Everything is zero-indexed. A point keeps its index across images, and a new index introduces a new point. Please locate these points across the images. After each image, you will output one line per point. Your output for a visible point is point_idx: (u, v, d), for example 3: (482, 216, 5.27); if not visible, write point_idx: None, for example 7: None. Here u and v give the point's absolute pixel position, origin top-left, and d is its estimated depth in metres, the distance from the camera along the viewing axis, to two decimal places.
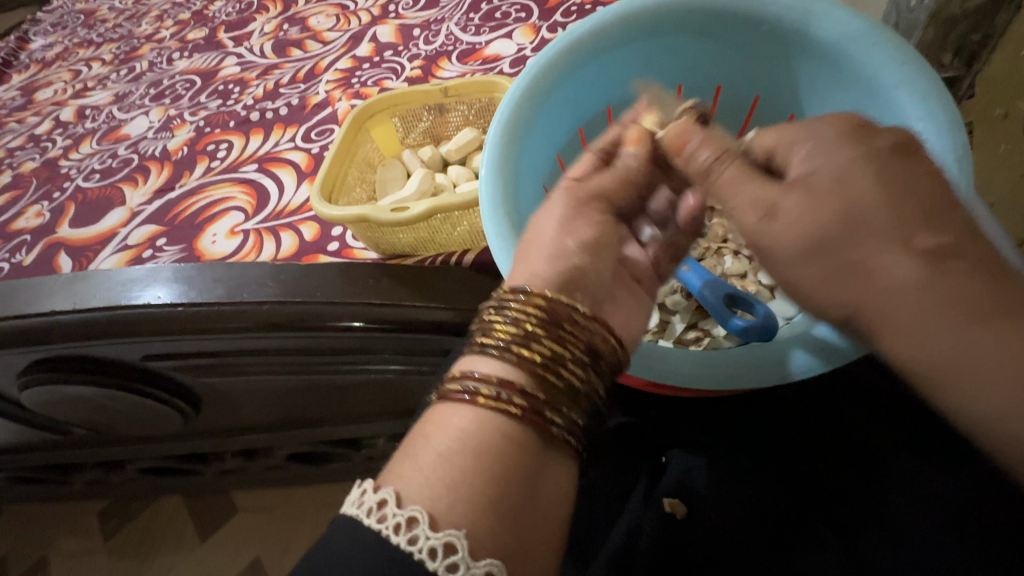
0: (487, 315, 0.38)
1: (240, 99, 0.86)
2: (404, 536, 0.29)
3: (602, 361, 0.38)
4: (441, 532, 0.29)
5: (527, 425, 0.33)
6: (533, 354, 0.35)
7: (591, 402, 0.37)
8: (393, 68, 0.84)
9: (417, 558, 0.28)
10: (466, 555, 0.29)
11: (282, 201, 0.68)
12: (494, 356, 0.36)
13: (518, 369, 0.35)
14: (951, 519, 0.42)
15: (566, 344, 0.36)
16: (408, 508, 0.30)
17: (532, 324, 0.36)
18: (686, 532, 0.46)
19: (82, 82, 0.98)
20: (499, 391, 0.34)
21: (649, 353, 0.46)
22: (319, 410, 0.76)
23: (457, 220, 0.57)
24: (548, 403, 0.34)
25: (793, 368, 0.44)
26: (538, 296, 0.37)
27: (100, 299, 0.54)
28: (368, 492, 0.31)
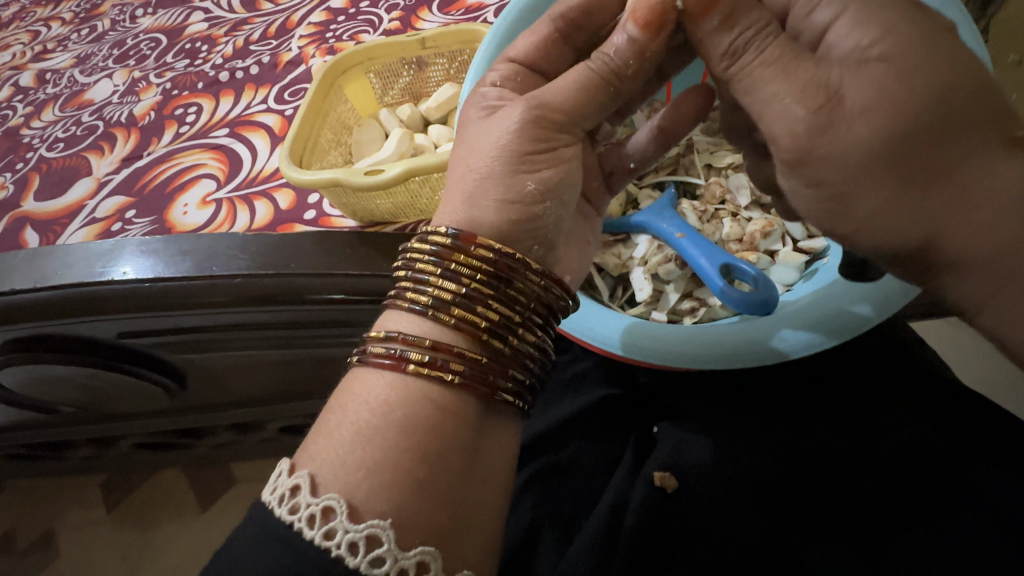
0: (421, 266, 0.38)
1: (208, 58, 0.80)
2: (319, 530, 0.30)
3: (546, 315, 0.39)
4: (362, 525, 0.30)
5: (466, 386, 0.35)
6: (474, 315, 0.36)
7: (536, 360, 0.39)
8: (370, 20, 0.78)
9: (336, 553, 0.29)
10: (391, 546, 0.30)
11: (255, 167, 0.65)
12: (428, 315, 0.37)
13: (456, 331, 0.37)
14: (950, 490, 0.41)
15: (509, 300, 0.37)
16: (323, 498, 0.31)
17: (475, 284, 0.37)
18: (676, 503, 0.45)
19: (41, 44, 0.91)
20: (432, 354, 0.35)
21: (638, 333, 0.45)
22: (311, 383, 0.74)
23: (436, 182, 0.54)
24: (490, 365, 0.36)
25: (787, 346, 0.43)
26: (481, 249, 0.37)
27: (63, 276, 0.51)
28: (283, 478, 0.33)
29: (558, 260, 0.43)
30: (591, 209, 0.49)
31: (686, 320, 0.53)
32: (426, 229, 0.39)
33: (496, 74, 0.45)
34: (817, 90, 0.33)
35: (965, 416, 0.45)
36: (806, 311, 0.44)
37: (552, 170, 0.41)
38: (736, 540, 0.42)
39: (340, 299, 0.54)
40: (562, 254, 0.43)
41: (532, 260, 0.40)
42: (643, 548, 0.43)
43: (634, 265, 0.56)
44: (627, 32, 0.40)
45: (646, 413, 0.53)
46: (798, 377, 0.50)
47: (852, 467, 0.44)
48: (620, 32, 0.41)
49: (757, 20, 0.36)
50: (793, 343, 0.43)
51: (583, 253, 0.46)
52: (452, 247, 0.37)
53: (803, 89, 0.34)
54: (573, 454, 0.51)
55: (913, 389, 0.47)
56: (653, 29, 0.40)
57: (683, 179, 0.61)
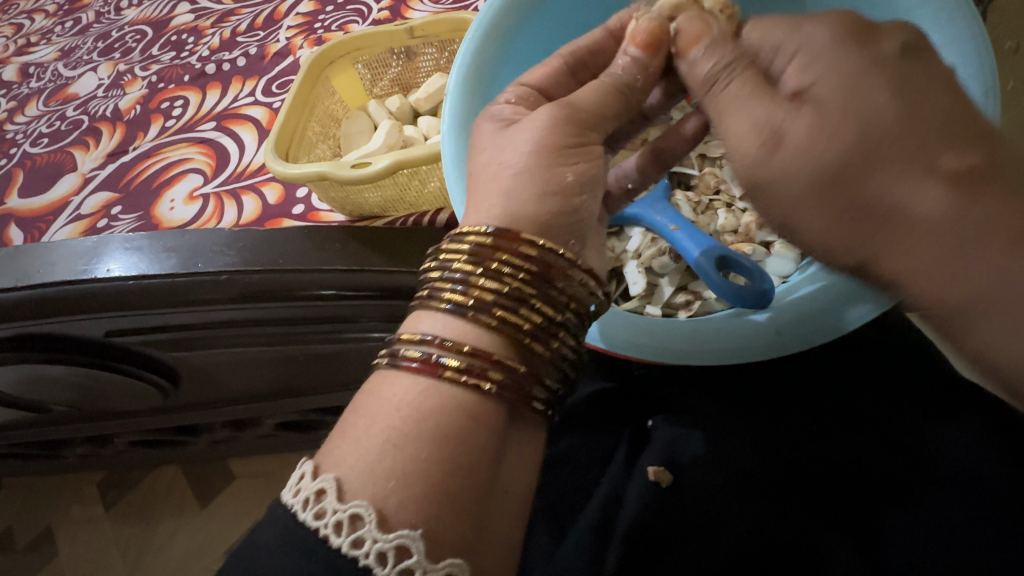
0: (458, 265, 0.37)
1: (194, 50, 0.78)
2: (348, 539, 0.29)
3: (585, 321, 0.39)
4: (392, 535, 0.30)
5: (502, 396, 0.35)
6: (520, 319, 0.36)
7: (569, 367, 0.38)
8: (358, 9, 0.77)
9: (364, 563, 0.29)
10: (422, 559, 0.30)
11: (242, 161, 0.63)
12: (466, 317, 0.36)
13: (495, 334, 0.36)
14: (945, 480, 0.41)
15: (549, 305, 0.36)
16: (350, 505, 0.30)
17: (518, 286, 0.36)
18: (673, 499, 0.44)
19: (25, 37, 0.89)
20: (474, 362, 0.34)
21: (681, 334, 0.43)
22: (306, 379, 0.74)
23: (426, 175, 0.53)
24: (526, 374, 0.35)
25: (827, 331, 0.42)
26: (525, 249, 0.36)
27: (47, 274, 0.50)
28: (307, 480, 0.32)
29: None
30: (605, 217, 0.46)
31: (681, 314, 0.52)
32: (461, 229, 0.38)
33: (507, 95, 0.43)
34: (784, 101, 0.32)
35: (963, 407, 0.45)
36: (786, 308, 0.44)
37: None
38: (735, 538, 0.42)
39: (332, 296, 0.53)
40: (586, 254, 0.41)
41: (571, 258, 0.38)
42: (639, 545, 0.43)
43: (628, 258, 0.55)
44: (630, 54, 0.41)
45: (642, 407, 0.53)
46: (792, 371, 0.49)
47: (848, 460, 0.44)
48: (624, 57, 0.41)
49: (729, 52, 0.36)
50: (806, 335, 0.42)
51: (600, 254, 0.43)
52: (494, 247, 0.36)
53: (751, 128, 0.33)
54: (566, 449, 0.51)
55: (907, 379, 0.47)
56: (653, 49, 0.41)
57: (678, 169, 0.60)
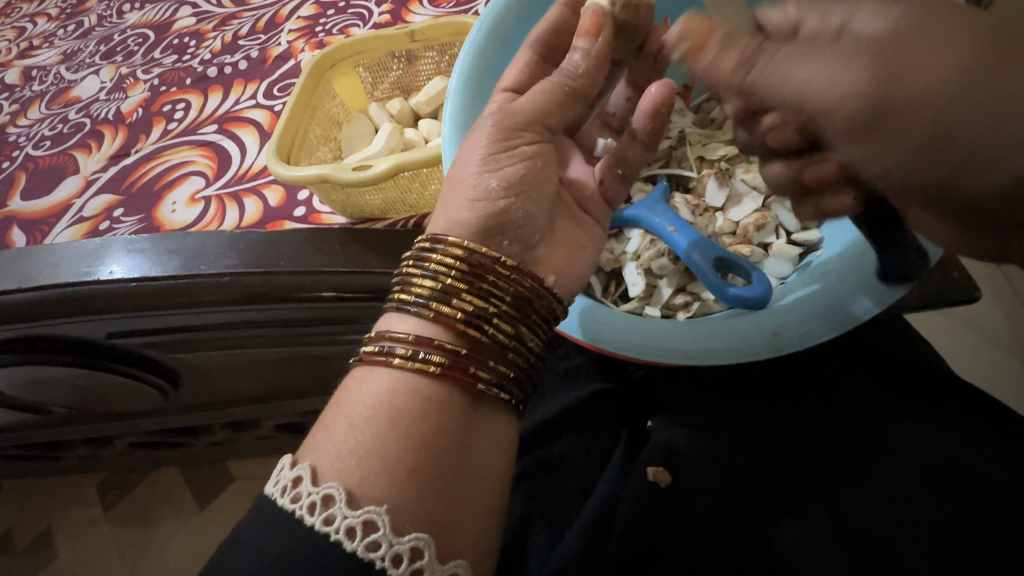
0: (406, 269, 0.38)
1: (196, 54, 0.79)
2: (320, 517, 0.30)
3: (531, 314, 0.39)
4: (360, 511, 0.30)
5: (449, 378, 0.35)
6: (453, 308, 0.36)
7: (522, 354, 0.38)
8: (360, 13, 0.77)
9: (335, 538, 0.29)
10: (388, 532, 0.30)
11: (243, 164, 0.64)
12: (412, 313, 0.37)
13: (438, 325, 0.37)
14: (940, 479, 0.42)
15: (487, 295, 0.37)
16: (323, 487, 0.31)
17: (451, 280, 0.37)
18: (670, 498, 0.45)
19: (27, 40, 0.90)
20: (417, 350, 0.35)
21: (662, 334, 0.43)
22: (307, 381, 0.74)
23: (426, 177, 0.53)
24: (471, 356, 0.36)
25: (796, 332, 0.43)
26: (454, 247, 0.38)
27: (50, 276, 0.50)
28: (286, 470, 0.32)
29: (539, 259, 0.43)
30: (585, 215, 0.50)
31: (680, 315, 0.52)
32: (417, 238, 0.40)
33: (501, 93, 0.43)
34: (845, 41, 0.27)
35: (958, 410, 0.45)
36: (778, 309, 0.44)
37: None
38: (730, 537, 0.42)
39: (332, 297, 0.53)
40: (544, 253, 0.44)
41: (506, 256, 0.40)
42: (637, 544, 0.43)
43: (627, 260, 0.55)
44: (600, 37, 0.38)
45: (641, 407, 0.53)
46: (789, 372, 0.50)
47: (845, 461, 0.44)
48: None
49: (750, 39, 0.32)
50: (794, 335, 0.43)
51: (573, 254, 0.46)
52: (429, 250, 0.38)
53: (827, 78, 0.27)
54: (564, 449, 0.51)
55: (904, 380, 0.47)
56: None
57: (676, 173, 0.61)
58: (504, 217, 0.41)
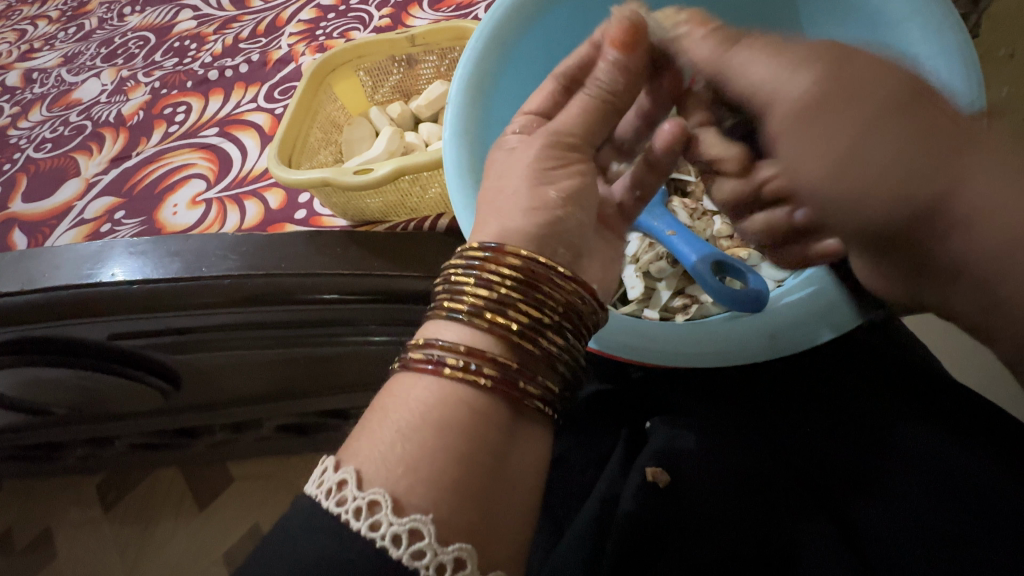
0: (455, 277, 0.38)
1: (197, 57, 0.79)
2: (366, 521, 0.30)
3: (578, 325, 0.39)
4: (406, 519, 0.30)
5: (498, 392, 0.35)
6: (508, 320, 0.36)
7: (567, 368, 0.38)
8: (360, 17, 0.78)
9: (381, 545, 0.29)
10: (433, 542, 0.30)
11: (245, 167, 0.64)
12: (462, 322, 0.37)
13: (489, 336, 0.37)
14: (934, 478, 0.42)
15: (541, 307, 0.37)
16: (369, 492, 0.31)
17: (507, 289, 0.37)
18: (666, 497, 0.45)
19: (28, 43, 0.90)
20: (468, 361, 0.35)
21: (665, 337, 0.44)
22: (307, 382, 0.74)
23: (427, 181, 0.54)
24: (521, 370, 0.36)
25: (803, 335, 0.43)
26: (511, 256, 0.37)
27: (52, 278, 0.50)
28: (329, 472, 0.32)
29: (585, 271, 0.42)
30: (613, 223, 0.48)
31: (678, 317, 0.53)
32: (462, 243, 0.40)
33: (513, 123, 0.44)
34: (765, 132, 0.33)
35: (955, 413, 0.45)
36: (773, 314, 0.45)
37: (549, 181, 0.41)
38: (727, 535, 0.42)
39: (333, 299, 0.54)
40: (586, 264, 0.42)
41: (559, 263, 0.39)
42: (633, 544, 0.43)
43: (626, 263, 0.56)
44: (609, 58, 0.42)
45: (640, 409, 0.54)
46: (784, 377, 0.51)
47: (839, 464, 0.45)
48: (605, 61, 0.42)
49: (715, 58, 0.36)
50: (795, 339, 0.43)
51: (605, 264, 0.45)
52: (487, 258, 0.37)
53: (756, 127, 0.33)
54: (563, 450, 0.51)
55: (900, 382, 0.48)
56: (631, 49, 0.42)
57: (674, 176, 0.62)
58: (559, 224, 0.40)
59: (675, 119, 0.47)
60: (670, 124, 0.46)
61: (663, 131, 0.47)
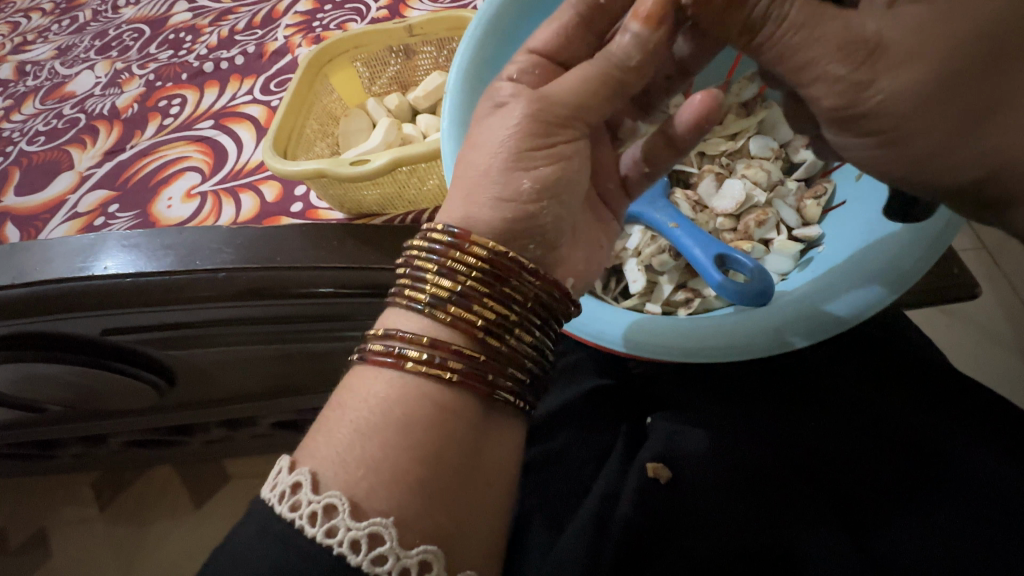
0: (419, 264, 0.37)
1: (192, 49, 0.78)
2: (321, 528, 0.29)
3: (547, 316, 0.38)
4: (364, 524, 0.29)
5: (463, 384, 0.35)
6: (473, 313, 0.35)
7: (537, 359, 0.38)
8: (358, 8, 0.77)
9: (338, 551, 0.29)
10: (395, 545, 0.30)
11: (240, 159, 0.63)
12: (426, 312, 0.36)
13: (453, 328, 0.36)
14: (937, 472, 0.42)
15: (507, 299, 0.36)
16: (325, 496, 0.30)
17: (471, 280, 0.36)
18: (667, 494, 0.44)
19: (21, 35, 0.89)
20: (432, 354, 0.34)
21: (674, 331, 0.43)
22: (303, 379, 0.74)
23: (424, 173, 0.53)
24: (488, 363, 0.36)
25: (819, 331, 0.42)
26: (476, 245, 0.36)
27: (43, 271, 0.50)
28: (283, 474, 0.32)
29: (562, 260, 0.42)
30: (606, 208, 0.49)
31: (681, 311, 0.52)
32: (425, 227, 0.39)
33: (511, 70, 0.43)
34: (865, 32, 0.32)
35: (959, 407, 0.45)
36: (785, 305, 0.43)
37: (551, 169, 0.40)
38: (729, 533, 0.42)
39: (329, 293, 0.53)
40: (565, 253, 0.43)
41: (528, 258, 0.39)
42: (634, 542, 0.42)
43: (627, 256, 0.55)
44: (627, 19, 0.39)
45: (641, 405, 0.53)
46: (790, 371, 0.50)
47: (846, 458, 0.44)
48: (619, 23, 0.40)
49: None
50: (802, 333, 0.42)
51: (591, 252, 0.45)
52: (450, 246, 0.36)
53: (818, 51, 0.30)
54: (562, 447, 0.51)
55: (904, 375, 0.47)
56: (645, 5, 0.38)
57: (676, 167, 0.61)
58: (532, 219, 0.39)
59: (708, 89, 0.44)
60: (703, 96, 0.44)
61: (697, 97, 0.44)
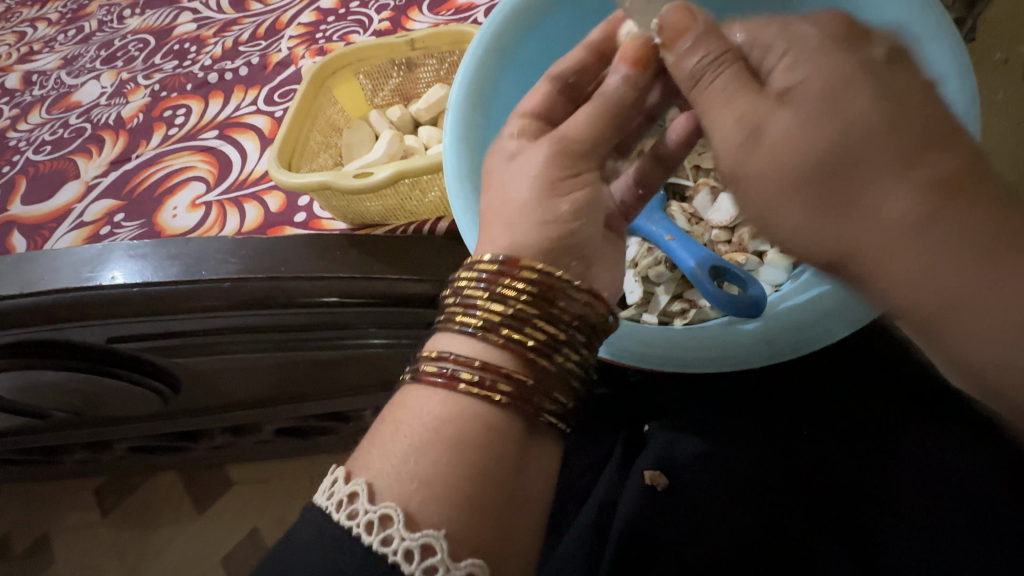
0: (469, 288, 0.38)
1: (197, 59, 0.79)
2: (377, 536, 0.31)
3: (593, 335, 0.39)
4: (418, 534, 0.31)
5: (514, 408, 0.35)
6: (525, 338, 0.36)
7: (583, 379, 0.38)
8: (360, 20, 0.78)
9: (393, 560, 0.30)
10: (445, 558, 0.30)
11: (245, 169, 0.64)
12: (476, 336, 0.37)
13: (504, 352, 0.37)
14: (931, 482, 0.43)
15: (556, 321, 0.37)
16: (381, 506, 0.31)
17: (522, 304, 0.37)
18: (664, 501, 0.45)
19: (28, 45, 0.90)
20: (483, 377, 0.35)
21: (700, 346, 0.44)
22: (306, 386, 0.74)
23: (427, 184, 0.54)
24: (537, 387, 0.36)
25: (801, 344, 0.43)
26: (527, 270, 0.37)
27: (51, 281, 0.50)
28: (339, 484, 0.33)
29: (598, 276, 0.41)
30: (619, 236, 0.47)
31: (676, 322, 0.53)
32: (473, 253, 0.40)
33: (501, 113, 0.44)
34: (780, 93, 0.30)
35: (953, 416, 0.45)
36: (789, 315, 0.45)
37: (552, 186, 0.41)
38: (723, 540, 0.43)
39: (333, 302, 0.54)
40: (583, 268, 0.42)
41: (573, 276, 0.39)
42: (630, 550, 0.43)
43: (625, 268, 0.57)
44: (622, 74, 0.41)
45: (639, 412, 0.54)
46: (788, 378, 0.50)
47: (841, 463, 0.45)
48: (614, 75, 0.41)
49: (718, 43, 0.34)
50: (818, 345, 0.43)
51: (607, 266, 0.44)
52: (498, 270, 0.37)
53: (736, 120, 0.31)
54: (561, 454, 0.52)
55: (895, 385, 0.48)
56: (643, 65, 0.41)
57: (673, 180, 0.62)
58: (573, 237, 0.40)
59: (691, 107, 0.48)
60: (685, 118, 0.47)
61: (680, 122, 0.48)
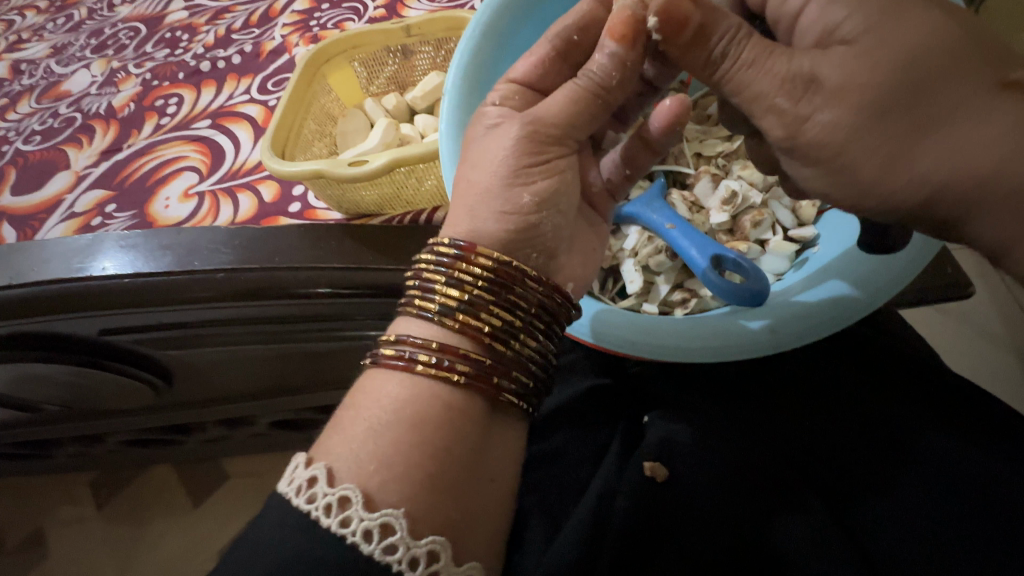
0: (428, 273, 0.38)
1: (189, 48, 0.78)
2: (336, 518, 0.29)
3: (552, 323, 0.39)
4: (377, 514, 0.30)
5: (474, 389, 0.35)
6: (481, 321, 0.36)
7: (543, 364, 0.38)
8: (355, 7, 0.77)
9: (351, 541, 0.29)
10: (405, 535, 0.30)
11: (238, 159, 0.63)
12: (434, 320, 0.37)
13: (460, 335, 0.36)
14: (934, 473, 0.42)
15: (513, 306, 0.37)
16: (339, 488, 0.30)
17: (478, 290, 0.36)
18: (662, 492, 0.45)
19: (16, 34, 0.88)
20: (441, 358, 0.35)
21: (670, 332, 0.43)
22: (301, 378, 0.74)
23: (423, 173, 0.53)
24: (495, 367, 0.36)
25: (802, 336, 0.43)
26: (482, 256, 0.37)
27: (40, 272, 0.49)
28: (300, 469, 0.32)
29: (562, 267, 0.42)
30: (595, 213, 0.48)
31: (677, 312, 0.53)
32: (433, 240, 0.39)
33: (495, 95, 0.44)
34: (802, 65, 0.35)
35: (954, 407, 0.45)
36: (788, 308, 0.44)
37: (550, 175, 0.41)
38: (723, 530, 0.43)
39: (327, 293, 0.53)
40: (566, 260, 0.42)
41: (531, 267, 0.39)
42: (632, 543, 0.43)
43: (624, 257, 0.56)
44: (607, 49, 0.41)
45: (636, 402, 0.54)
46: (788, 369, 0.50)
47: (842, 456, 0.45)
48: (602, 52, 0.41)
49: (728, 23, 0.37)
50: (798, 334, 0.43)
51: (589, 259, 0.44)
52: (456, 257, 0.37)
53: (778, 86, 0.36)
54: (559, 445, 0.51)
55: (895, 375, 0.48)
56: (631, 42, 0.41)
57: (674, 169, 0.61)
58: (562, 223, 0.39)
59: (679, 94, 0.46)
60: (673, 103, 0.46)
61: (665, 105, 0.46)
